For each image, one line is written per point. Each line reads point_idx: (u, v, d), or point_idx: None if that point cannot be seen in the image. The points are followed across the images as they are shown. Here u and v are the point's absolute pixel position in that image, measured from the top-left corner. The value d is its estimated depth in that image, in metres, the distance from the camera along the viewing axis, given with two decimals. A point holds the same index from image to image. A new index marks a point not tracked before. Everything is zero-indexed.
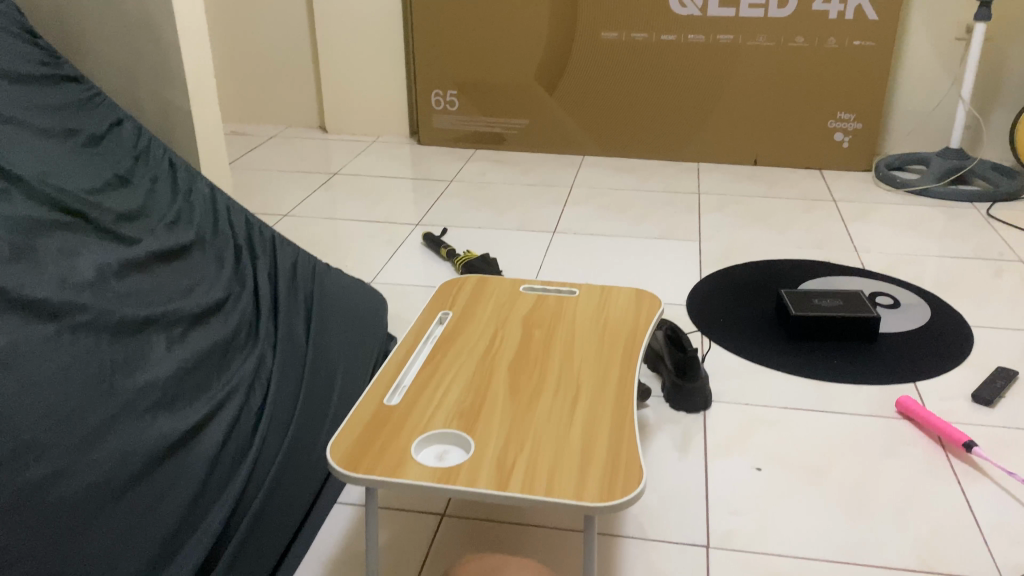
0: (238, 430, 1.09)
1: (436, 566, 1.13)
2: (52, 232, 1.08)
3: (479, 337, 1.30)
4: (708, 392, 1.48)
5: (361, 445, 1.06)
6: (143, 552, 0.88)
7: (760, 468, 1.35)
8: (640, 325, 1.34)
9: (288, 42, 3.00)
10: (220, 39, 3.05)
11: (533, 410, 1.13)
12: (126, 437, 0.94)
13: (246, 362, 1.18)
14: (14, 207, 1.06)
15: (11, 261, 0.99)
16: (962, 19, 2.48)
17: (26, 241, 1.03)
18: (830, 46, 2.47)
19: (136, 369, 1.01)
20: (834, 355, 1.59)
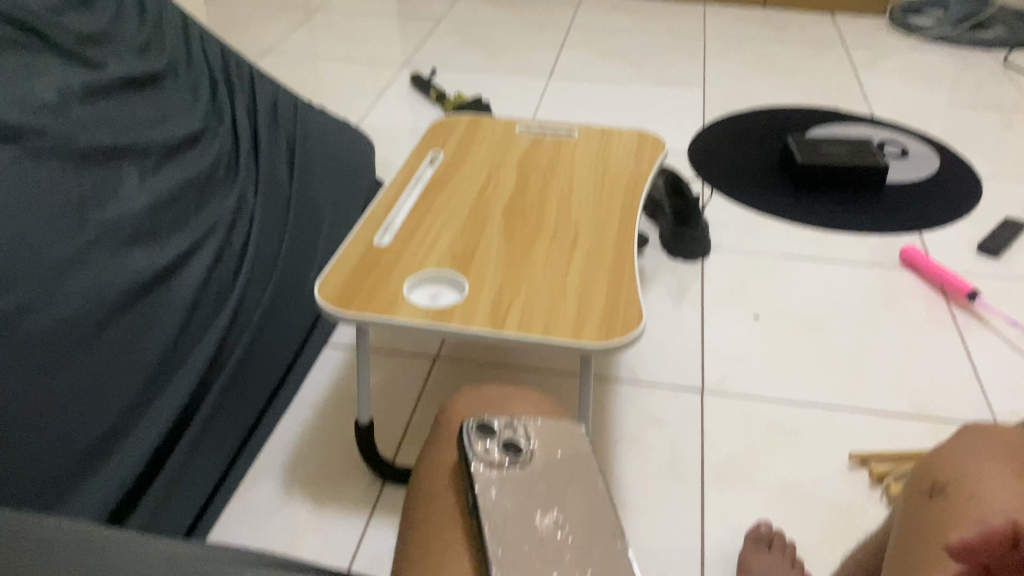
0: (219, 270, 1.04)
1: (430, 406, 1.12)
2: (6, 47, 0.98)
3: (473, 179, 1.24)
4: (706, 241, 1.44)
5: (351, 284, 1.01)
6: (121, 394, 0.86)
7: (758, 316, 1.32)
8: (643, 169, 1.27)
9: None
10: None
11: (531, 252, 1.09)
12: (100, 271, 0.88)
13: (226, 199, 1.11)
14: None
15: None
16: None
17: None
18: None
19: (108, 202, 0.94)
20: (838, 204, 1.54)
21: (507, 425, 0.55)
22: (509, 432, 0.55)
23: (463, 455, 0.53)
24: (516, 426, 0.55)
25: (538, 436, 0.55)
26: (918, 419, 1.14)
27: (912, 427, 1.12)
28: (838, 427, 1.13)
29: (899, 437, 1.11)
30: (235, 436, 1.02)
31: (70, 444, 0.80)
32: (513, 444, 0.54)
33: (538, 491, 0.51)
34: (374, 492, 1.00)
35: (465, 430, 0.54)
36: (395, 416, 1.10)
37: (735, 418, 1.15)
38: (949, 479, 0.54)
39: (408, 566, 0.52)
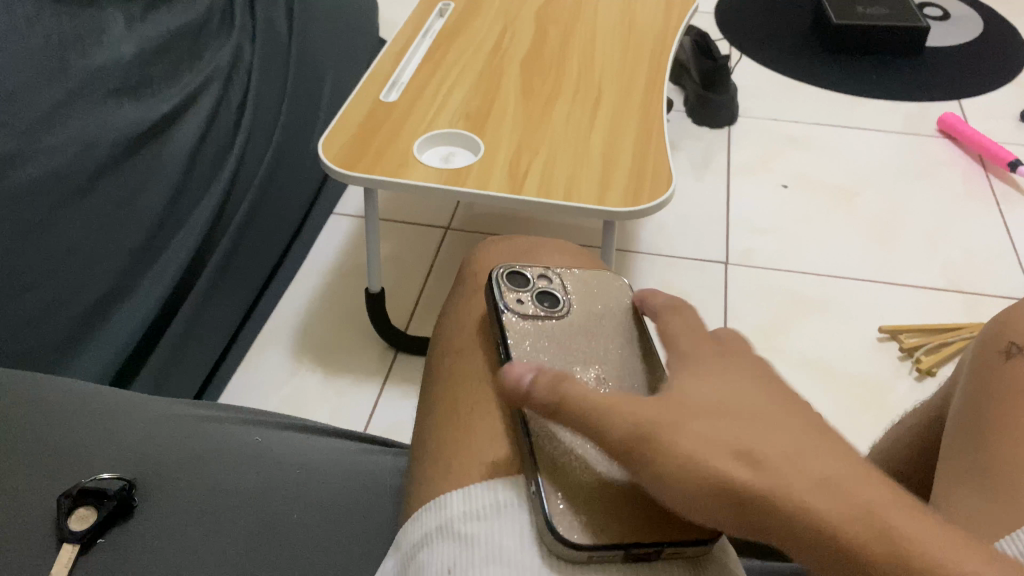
0: (216, 130, 0.97)
1: (443, 277, 1.07)
2: None
3: (486, 33, 1.15)
4: (734, 107, 1.35)
5: (358, 142, 0.94)
6: (118, 256, 0.81)
7: (786, 187, 1.26)
8: (671, 24, 1.18)
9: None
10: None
11: (551, 110, 1.01)
12: (88, 122, 0.80)
13: (221, 52, 1.02)
14: None
15: None
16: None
17: None
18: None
19: (93, 48, 0.84)
20: (872, 69, 1.45)
21: (541, 276, 0.50)
22: (543, 283, 0.50)
23: (493, 304, 0.48)
24: (550, 277, 0.50)
25: (575, 288, 0.50)
26: (951, 292, 1.09)
27: (945, 302, 1.07)
28: (868, 299, 1.08)
29: (931, 311, 1.06)
30: (237, 308, 0.99)
31: (65, 307, 0.75)
32: (547, 295, 0.49)
33: (575, 344, 0.46)
34: (386, 363, 0.99)
35: (495, 279, 0.49)
36: (405, 287, 1.06)
37: (761, 290, 1.10)
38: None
39: (434, 421, 0.48)
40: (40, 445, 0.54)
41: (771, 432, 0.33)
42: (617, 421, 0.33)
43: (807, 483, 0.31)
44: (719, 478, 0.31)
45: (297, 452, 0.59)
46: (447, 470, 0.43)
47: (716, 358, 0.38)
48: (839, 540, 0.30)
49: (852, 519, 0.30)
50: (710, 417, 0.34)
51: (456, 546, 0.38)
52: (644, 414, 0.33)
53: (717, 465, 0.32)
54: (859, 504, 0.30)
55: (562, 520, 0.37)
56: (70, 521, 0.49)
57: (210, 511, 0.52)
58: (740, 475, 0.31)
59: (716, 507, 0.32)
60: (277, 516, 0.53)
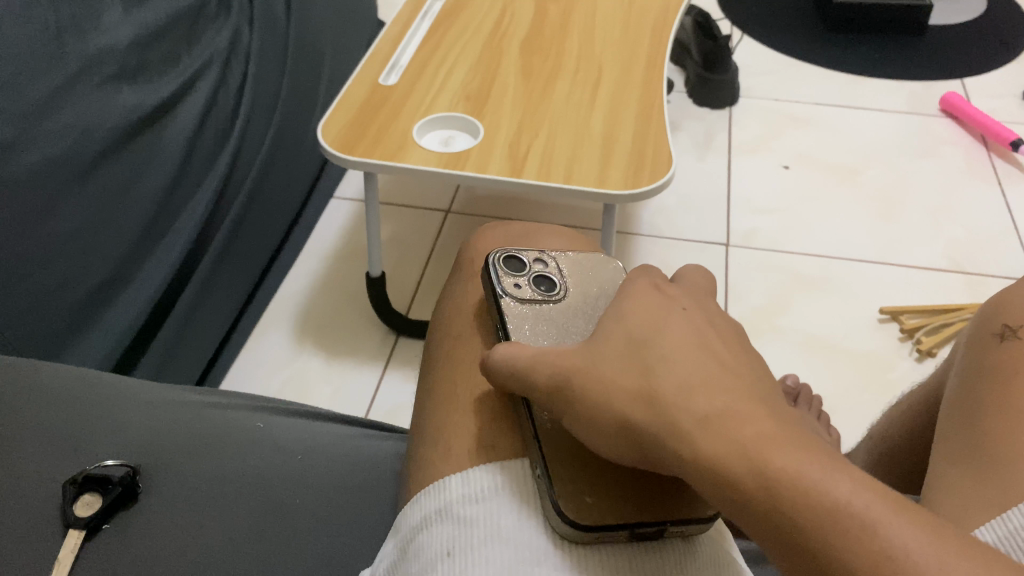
0: (214, 114, 0.96)
1: (443, 261, 1.07)
2: None
3: (485, 13, 1.14)
4: (735, 87, 1.34)
5: (357, 126, 0.94)
6: (117, 243, 0.81)
7: (787, 167, 1.25)
8: (672, 4, 1.17)
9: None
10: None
11: (551, 91, 1.01)
12: (86, 106, 0.79)
13: (219, 34, 1.00)
14: None
15: None
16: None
17: None
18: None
19: (90, 32, 0.82)
20: (875, 48, 1.44)
21: (536, 259, 0.50)
22: (539, 267, 0.50)
23: (491, 289, 0.48)
24: (545, 260, 0.50)
25: (569, 271, 0.50)
26: (953, 273, 1.08)
27: (946, 282, 1.07)
28: (869, 280, 1.08)
29: (932, 291, 1.06)
30: (238, 294, 0.99)
31: (64, 294, 0.75)
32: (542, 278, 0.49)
33: (572, 326, 0.46)
34: (387, 347, 0.99)
35: (491, 264, 0.49)
36: (406, 271, 1.06)
37: (762, 272, 1.10)
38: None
39: (431, 407, 0.48)
40: (42, 432, 0.54)
41: (677, 367, 0.35)
42: (537, 368, 0.37)
43: (693, 425, 0.33)
44: (620, 417, 0.35)
45: (298, 438, 0.59)
46: (446, 454, 0.44)
47: (655, 291, 0.40)
48: (719, 475, 0.32)
49: (731, 455, 0.32)
50: (621, 359, 0.36)
51: (456, 528, 0.38)
52: (560, 360, 0.37)
53: (615, 409, 0.35)
54: (741, 441, 0.32)
55: (568, 500, 0.37)
56: (75, 506, 0.50)
57: (210, 497, 0.53)
58: (639, 414, 0.34)
59: (616, 445, 0.35)
60: (277, 503, 0.53)
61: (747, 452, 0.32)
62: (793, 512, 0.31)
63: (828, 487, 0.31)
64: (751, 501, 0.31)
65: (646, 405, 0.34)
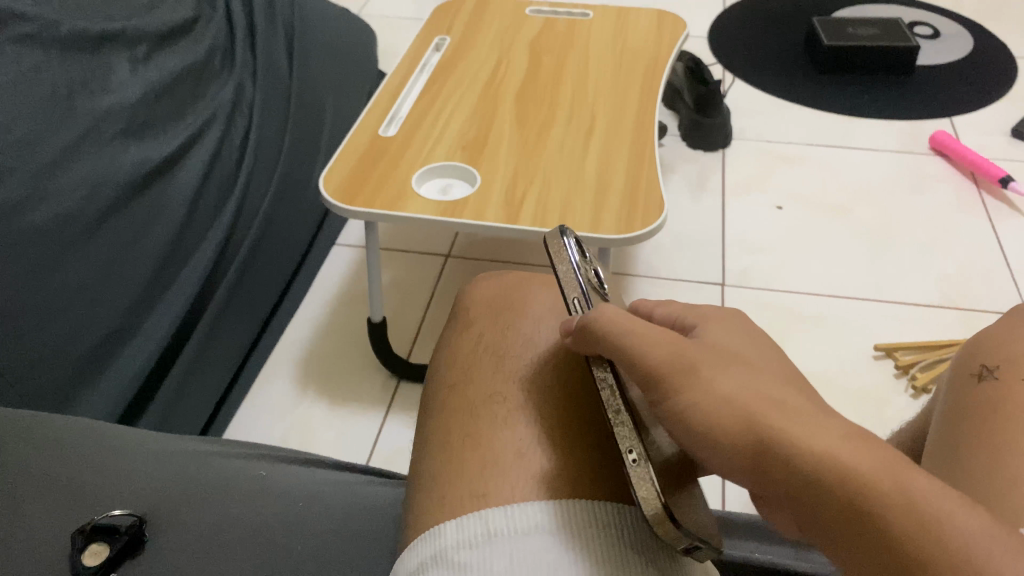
0: (219, 164, 0.99)
1: (444, 305, 1.08)
2: None
3: (482, 63, 1.17)
4: (728, 129, 1.37)
5: (357, 177, 0.97)
6: (124, 295, 0.83)
7: (781, 207, 1.27)
8: (663, 50, 1.20)
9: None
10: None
11: (545, 138, 1.03)
12: (96, 161, 0.83)
13: (222, 91, 1.05)
14: None
15: None
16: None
17: None
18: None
19: (98, 92, 0.87)
20: (865, 88, 1.47)
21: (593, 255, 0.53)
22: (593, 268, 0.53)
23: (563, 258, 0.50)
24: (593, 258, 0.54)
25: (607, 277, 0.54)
26: (946, 309, 1.10)
27: (940, 318, 1.08)
28: (863, 316, 1.10)
29: (926, 326, 1.07)
30: (242, 341, 1.01)
31: (74, 343, 0.77)
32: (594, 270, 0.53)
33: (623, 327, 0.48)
34: (388, 392, 1.01)
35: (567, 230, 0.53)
36: (407, 316, 1.07)
37: (757, 310, 1.11)
38: (1003, 361, 0.50)
39: (429, 453, 0.50)
40: (51, 485, 0.56)
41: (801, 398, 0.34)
42: (644, 348, 0.37)
43: (833, 439, 0.31)
44: (749, 419, 0.33)
45: (300, 485, 0.61)
46: (442, 501, 0.45)
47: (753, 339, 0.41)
48: (857, 484, 0.30)
49: (876, 468, 0.30)
50: (747, 370, 0.35)
51: None
52: (686, 352, 0.36)
53: (748, 408, 0.33)
54: (875, 458, 0.30)
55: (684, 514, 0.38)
56: (84, 557, 0.51)
57: (214, 546, 0.54)
58: (765, 412, 0.33)
59: (732, 449, 0.33)
60: (280, 550, 0.54)
61: (889, 469, 0.30)
62: (928, 545, 0.28)
63: (963, 520, 0.28)
64: (886, 521, 0.29)
65: (767, 406, 0.33)
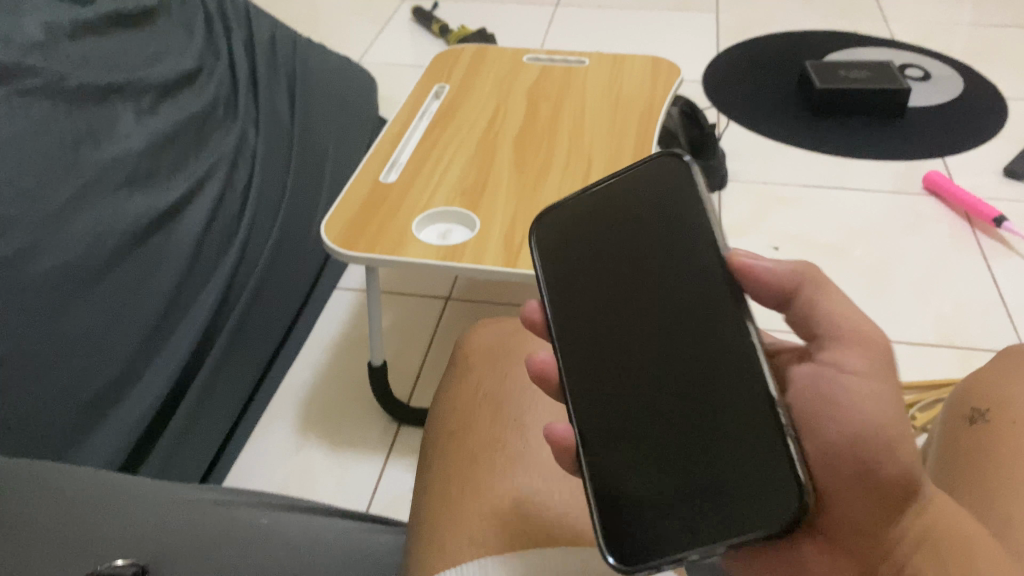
0: (222, 212, 1.01)
1: (443, 348, 1.09)
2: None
3: (480, 110, 1.20)
4: (723, 172, 1.39)
5: (358, 223, 0.98)
6: (127, 342, 0.84)
7: (778, 248, 1.28)
8: (658, 96, 1.22)
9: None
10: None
11: (543, 183, 1.05)
12: (101, 211, 0.85)
13: (225, 140, 1.07)
14: None
15: (35, 46, 0.88)
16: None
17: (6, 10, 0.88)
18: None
19: (104, 143, 0.89)
20: (858, 129, 1.49)
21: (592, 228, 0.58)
22: None
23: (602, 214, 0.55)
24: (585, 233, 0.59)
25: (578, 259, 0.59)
26: (944, 348, 1.10)
27: (938, 357, 1.09)
28: None
29: (924, 366, 1.08)
30: (243, 386, 1.02)
31: (74, 393, 0.78)
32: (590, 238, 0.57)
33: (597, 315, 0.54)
34: (389, 435, 1.01)
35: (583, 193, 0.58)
36: (407, 360, 1.08)
37: None
38: (994, 405, 0.53)
39: (430, 504, 0.52)
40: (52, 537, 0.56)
41: None
42: (854, 321, 0.44)
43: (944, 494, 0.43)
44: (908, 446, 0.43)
45: (301, 534, 0.61)
46: (441, 553, 0.47)
47: None
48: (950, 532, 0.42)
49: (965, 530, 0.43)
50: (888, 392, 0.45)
51: None
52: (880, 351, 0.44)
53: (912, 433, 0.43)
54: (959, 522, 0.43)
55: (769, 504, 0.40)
56: None
57: None
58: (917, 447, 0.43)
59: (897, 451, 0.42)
60: None
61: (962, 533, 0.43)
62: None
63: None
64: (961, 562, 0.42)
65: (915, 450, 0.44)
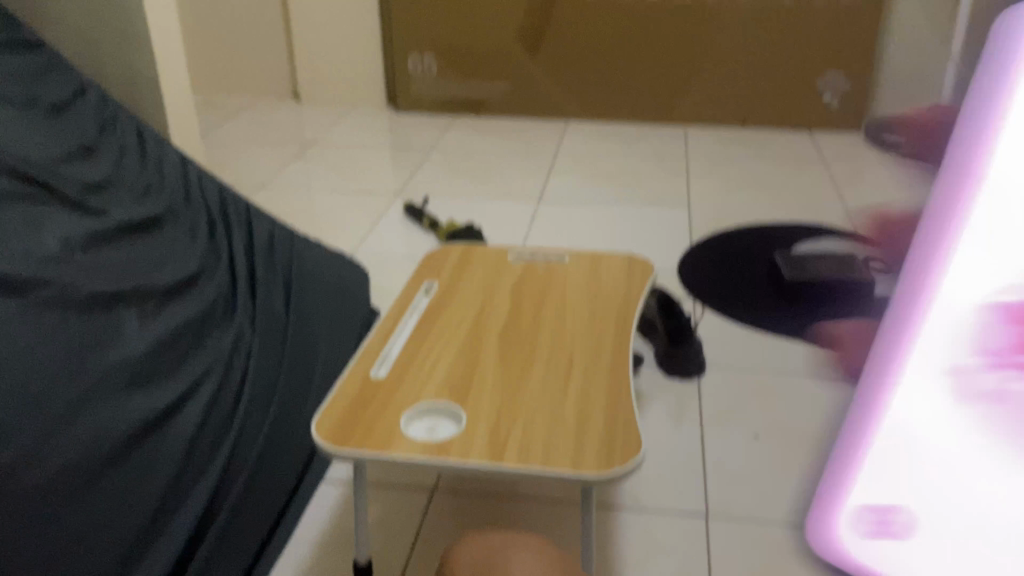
0: (217, 408, 1.04)
1: (428, 543, 1.09)
2: (51, 215, 1.04)
3: (467, 307, 1.26)
4: (702, 357, 1.43)
5: (348, 419, 1.01)
6: (117, 544, 0.83)
7: (759, 436, 1.29)
8: (633, 294, 1.29)
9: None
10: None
11: (527, 377, 1.09)
12: (102, 413, 0.88)
13: (223, 337, 1.13)
14: (17, 202, 1.00)
15: (50, 261, 0.96)
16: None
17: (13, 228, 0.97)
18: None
19: (109, 347, 0.94)
20: (829, 318, 1.56)
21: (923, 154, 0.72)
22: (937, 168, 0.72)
23: None
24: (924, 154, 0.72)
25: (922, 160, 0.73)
26: None
27: None
28: None
29: None
30: None
31: None
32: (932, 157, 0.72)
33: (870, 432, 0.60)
34: None
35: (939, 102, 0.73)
36: (393, 555, 1.08)
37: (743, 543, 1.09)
38: None
39: None
40: None
41: None
42: None
43: None
44: None
45: None
46: None
47: None
48: None
49: None
50: None
51: None
52: None
53: None
54: None
55: None
56: None
57: None
58: None
59: None
60: None
61: None
62: None
63: None
64: None
65: None
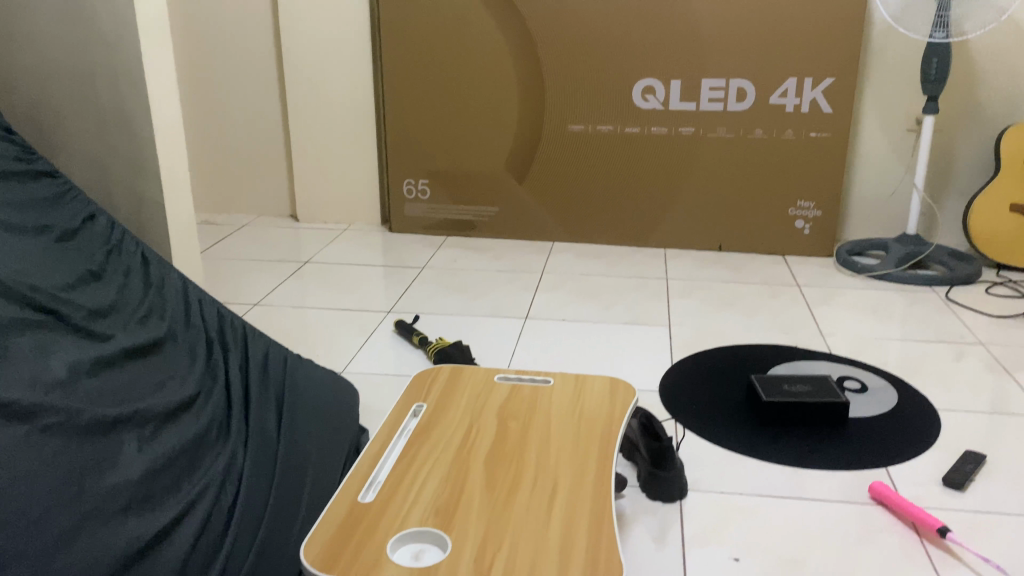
0: (210, 529, 1.04)
1: None
2: (61, 340, 1.09)
3: (454, 430, 1.30)
4: (683, 481, 1.45)
5: (336, 544, 1.03)
6: None
7: (739, 558, 1.31)
8: (616, 416, 1.34)
9: (252, 109, 2.89)
10: (191, 109, 2.93)
11: (512, 501, 1.12)
12: (97, 537, 0.90)
13: (217, 460, 1.15)
14: (28, 330, 1.06)
15: (55, 387, 1.01)
16: (913, 83, 2.46)
17: (24, 355, 1.02)
18: (785, 111, 2.46)
19: (106, 471, 0.97)
20: (806, 441, 1.60)
21: None
22: None
23: None
24: None
25: None
26: None
27: None
28: None
29: None
30: None
31: None
32: None
33: None
34: None
35: None
36: None
37: None
38: None
39: None
40: None
41: None
42: None
43: None
44: None
45: None
46: None
47: None
48: None
49: None
50: None
51: None
52: None
53: None
54: None
55: None
56: None
57: None
58: None
59: None
60: None
61: None
62: None
63: None
64: None
65: None
